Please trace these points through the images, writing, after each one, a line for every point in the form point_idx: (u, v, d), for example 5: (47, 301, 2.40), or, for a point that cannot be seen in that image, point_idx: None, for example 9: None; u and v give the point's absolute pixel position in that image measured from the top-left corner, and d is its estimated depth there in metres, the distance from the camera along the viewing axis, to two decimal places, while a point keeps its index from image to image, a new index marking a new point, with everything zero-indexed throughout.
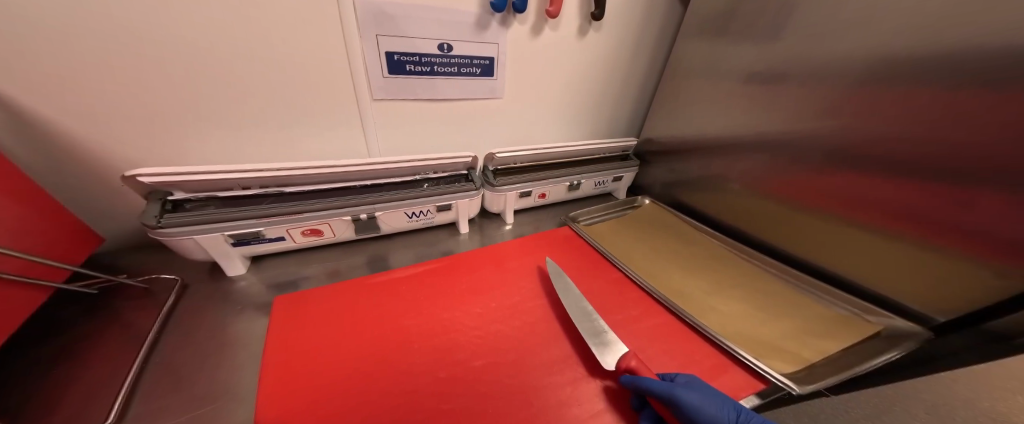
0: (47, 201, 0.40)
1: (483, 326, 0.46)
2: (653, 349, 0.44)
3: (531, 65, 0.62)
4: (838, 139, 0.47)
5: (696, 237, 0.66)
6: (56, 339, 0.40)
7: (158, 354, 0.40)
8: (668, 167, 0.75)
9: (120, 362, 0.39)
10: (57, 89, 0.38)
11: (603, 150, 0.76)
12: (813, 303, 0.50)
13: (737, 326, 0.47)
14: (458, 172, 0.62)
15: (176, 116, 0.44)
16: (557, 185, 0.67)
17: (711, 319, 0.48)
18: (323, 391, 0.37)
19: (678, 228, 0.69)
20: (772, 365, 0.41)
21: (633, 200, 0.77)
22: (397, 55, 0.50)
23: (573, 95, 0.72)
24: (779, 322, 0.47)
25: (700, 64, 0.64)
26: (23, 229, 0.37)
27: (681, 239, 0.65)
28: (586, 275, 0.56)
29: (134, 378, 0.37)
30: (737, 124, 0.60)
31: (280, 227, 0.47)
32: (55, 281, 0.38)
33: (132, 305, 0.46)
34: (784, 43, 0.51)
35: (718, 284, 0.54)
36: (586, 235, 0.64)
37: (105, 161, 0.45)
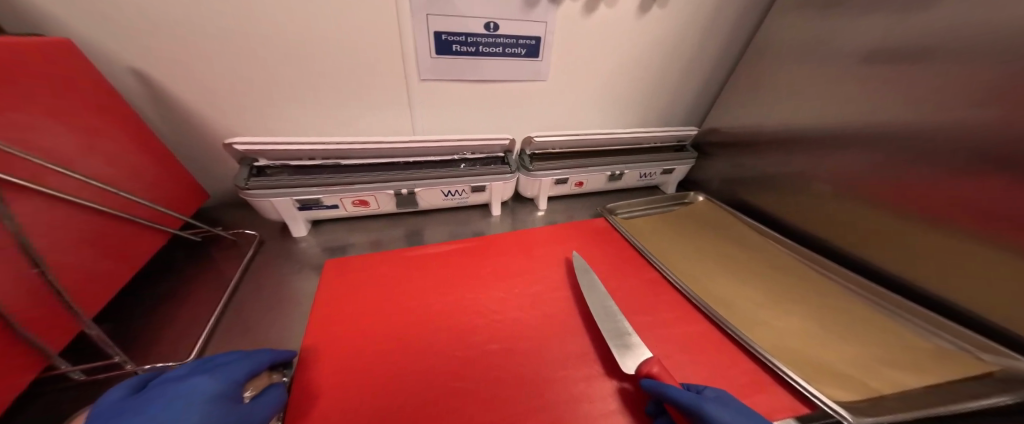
0: (170, 156, 0.50)
1: (503, 311, 0.47)
2: (681, 356, 0.40)
3: (582, 45, 0.58)
4: (993, 135, 0.35)
5: (751, 239, 0.58)
6: (168, 277, 0.50)
7: (234, 300, 0.48)
8: (732, 161, 0.66)
9: (208, 301, 0.48)
10: (175, 65, 0.46)
11: (653, 141, 0.69)
12: (901, 331, 0.41)
13: (788, 342, 0.40)
14: (495, 155, 0.62)
15: (259, 93, 0.52)
16: (596, 174, 0.64)
17: (753, 330, 0.41)
18: (353, 352, 0.41)
19: (729, 227, 0.61)
20: (826, 392, 0.34)
21: (683, 196, 0.69)
22: (445, 34, 0.51)
23: (626, 79, 0.66)
24: (845, 344, 0.39)
25: (798, 39, 0.53)
26: (146, 182, 0.45)
27: (732, 241, 0.57)
28: (618, 271, 0.52)
29: (217, 318, 0.45)
30: (828, 114, 0.50)
31: (336, 196, 0.52)
32: (166, 226, 0.47)
33: (220, 257, 0.55)
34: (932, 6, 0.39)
35: (771, 294, 0.47)
36: (622, 228, 0.60)
37: (212, 130, 0.55)
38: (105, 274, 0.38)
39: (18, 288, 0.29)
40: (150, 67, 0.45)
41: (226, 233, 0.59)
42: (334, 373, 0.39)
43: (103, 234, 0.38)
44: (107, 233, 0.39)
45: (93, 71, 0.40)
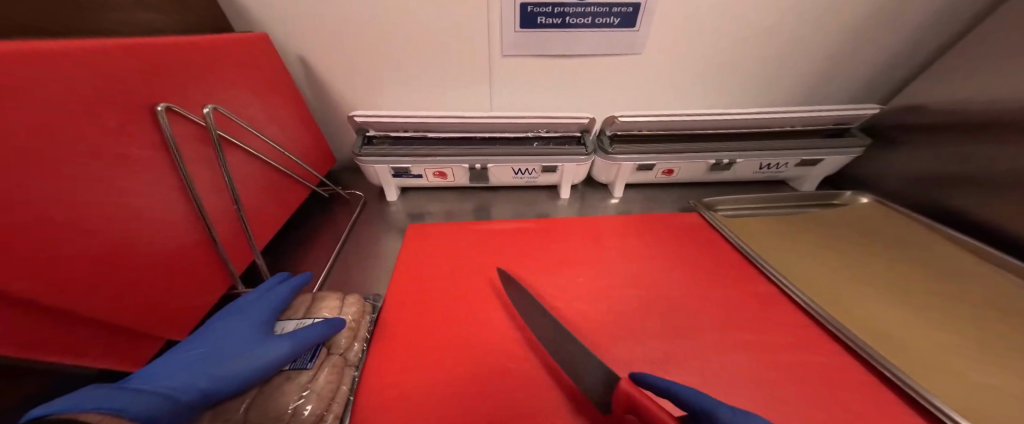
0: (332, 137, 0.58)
1: (563, 298, 0.43)
2: (814, 390, 0.32)
3: (694, 6, 0.49)
4: None
5: (953, 265, 0.42)
6: (300, 223, 0.59)
7: (346, 247, 0.56)
8: (941, 154, 0.49)
9: (327, 244, 0.56)
10: (301, 42, 0.49)
11: (788, 123, 0.53)
12: None
13: (1009, 414, 0.28)
14: (571, 134, 0.58)
15: (361, 69, 0.54)
16: (695, 162, 0.53)
17: (943, 383, 0.31)
18: (415, 309, 0.42)
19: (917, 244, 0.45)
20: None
21: (831, 195, 0.53)
22: (531, 6, 0.49)
23: (753, 44, 0.53)
24: None
25: None
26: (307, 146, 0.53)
27: (920, 263, 0.42)
28: (728, 276, 0.43)
29: (334, 260, 0.53)
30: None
31: (421, 166, 0.57)
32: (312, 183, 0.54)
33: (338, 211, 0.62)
34: None
35: (981, 344, 0.33)
36: (727, 230, 0.48)
37: (325, 104, 0.59)
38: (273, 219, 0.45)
39: (221, 216, 0.36)
40: (283, 42, 0.50)
41: (343, 192, 0.65)
42: (396, 326, 0.40)
43: (276, 185, 0.46)
44: (277, 186, 0.46)
45: (271, 53, 0.46)
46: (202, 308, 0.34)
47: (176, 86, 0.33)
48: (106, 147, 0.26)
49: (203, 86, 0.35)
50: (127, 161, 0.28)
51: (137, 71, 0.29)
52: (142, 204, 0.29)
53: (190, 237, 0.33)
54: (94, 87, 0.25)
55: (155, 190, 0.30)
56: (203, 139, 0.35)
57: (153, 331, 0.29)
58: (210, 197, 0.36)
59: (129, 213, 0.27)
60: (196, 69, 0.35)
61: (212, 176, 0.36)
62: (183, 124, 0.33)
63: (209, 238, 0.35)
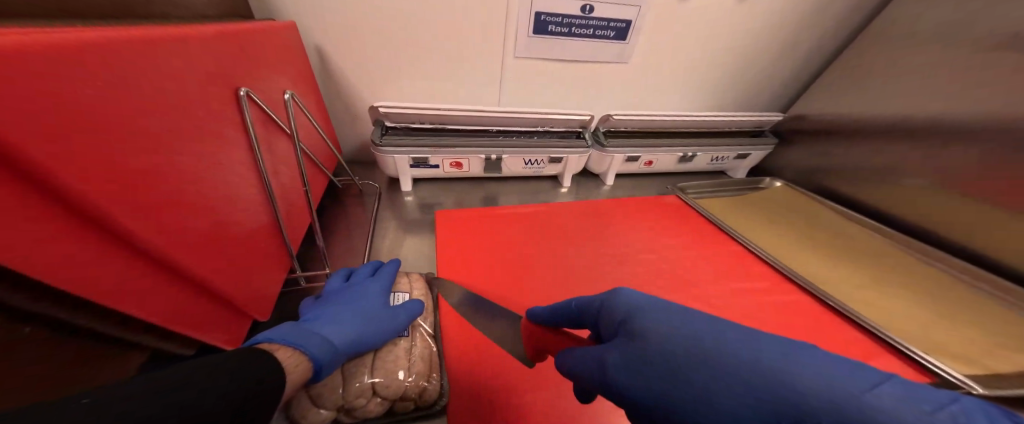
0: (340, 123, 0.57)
1: (588, 267, 0.52)
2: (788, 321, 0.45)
3: (670, 28, 0.60)
4: None
5: (846, 229, 0.61)
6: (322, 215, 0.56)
7: (376, 236, 0.56)
8: (815, 151, 0.69)
9: (357, 235, 0.55)
10: (320, 30, 0.48)
11: (729, 124, 0.70)
12: (1008, 319, 0.45)
13: (901, 322, 0.45)
14: (571, 130, 0.66)
15: (379, 59, 0.54)
16: (668, 155, 0.67)
17: (867, 310, 0.46)
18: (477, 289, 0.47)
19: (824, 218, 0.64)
20: (952, 366, 0.39)
21: (757, 181, 0.72)
22: (544, 15, 0.55)
23: (708, 62, 0.67)
24: (959, 328, 0.44)
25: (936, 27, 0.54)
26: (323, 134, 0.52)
27: (829, 230, 0.60)
28: (702, 241, 0.57)
29: (371, 249, 0.53)
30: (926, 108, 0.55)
31: (441, 156, 0.59)
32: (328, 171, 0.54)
33: (349, 202, 0.61)
34: None
35: (876, 280, 0.51)
36: (700, 208, 0.62)
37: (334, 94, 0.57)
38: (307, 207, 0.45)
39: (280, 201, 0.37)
40: (302, 28, 0.48)
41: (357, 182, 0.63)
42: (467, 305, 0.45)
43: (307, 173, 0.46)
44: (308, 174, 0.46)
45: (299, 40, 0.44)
46: (273, 286, 0.36)
47: (246, 71, 0.33)
48: (209, 129, 0.27)
49: (260, 72, 0.35)
50: (222, 140, 0.29)
51: (223, 54, 0.29)
52: (234, 186, 0.30)
53: (262, 221, 0.34)
54: (196, 70, 0.26)
55: (240, 173, 0.31)
56: (265, 124, 0.35)
57: (244, 307, 0.31)
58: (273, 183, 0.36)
59: (225, 192, 0.29)
60: (255, 54, 0.34)
61: (273, 163, 0.37)
62: (256, 110, 0.34)
63: (276, 222, 0.36)
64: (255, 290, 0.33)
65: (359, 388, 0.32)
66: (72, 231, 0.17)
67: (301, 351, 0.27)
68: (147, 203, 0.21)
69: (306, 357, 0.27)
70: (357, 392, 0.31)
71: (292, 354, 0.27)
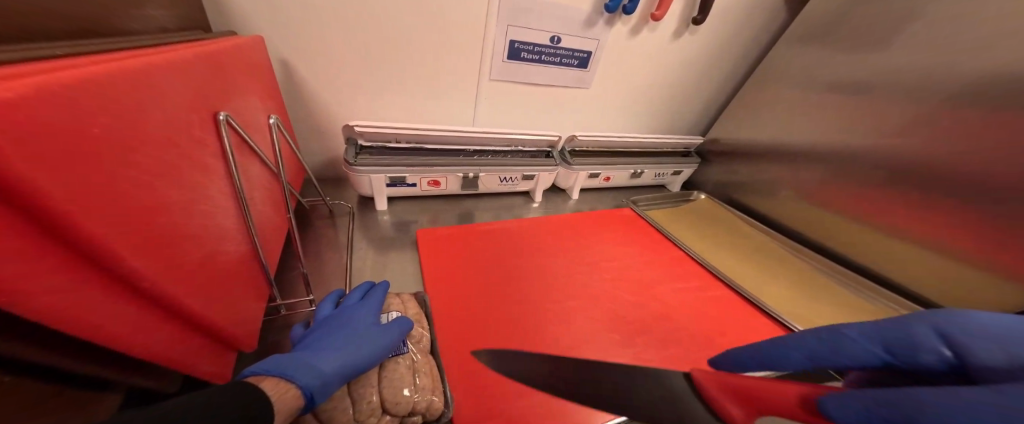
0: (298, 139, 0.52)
1: (565, 278, 0.57)
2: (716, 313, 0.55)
3: (622, 61, 0.70)
4: (925, 157, 0.54)
5: (749, 232, 0.75)
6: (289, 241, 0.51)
7: (356, 258, 0.53)
8: (726, 168, 0.84)
9: (331, 261, 0.51)
10: (291, 43, 0.46)
11: (667, 145, 0.84)
12: (856, 299, 0.60)
13: (790, 306, 0.57)
14: (541, 150, 0.72)
15: (350, 72, 0.52)
16: (623, 172, 0.77)
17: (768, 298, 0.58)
18: (465, 312, 0.48)
19: (735, 223, 0.78)
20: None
21: (689, 194, 0.87)
22: (518, 43, 0.59)
23: (650, 93, 0.79)
24: (827, 308, 0.57)
25: (799, 71, 0.70)
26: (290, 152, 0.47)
27: (739, 233, 0.75)
28: (653, 247, 0.66)
29: (348, 277, 0.50)
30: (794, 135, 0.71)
31: (418, 175, 0.59)
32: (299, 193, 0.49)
33: (320, 225, 0.57)
34: (888, 52, 0.57)
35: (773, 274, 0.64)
36: (648, 217, 0.73)
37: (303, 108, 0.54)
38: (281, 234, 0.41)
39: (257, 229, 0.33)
40: (270, 40, 0.45)
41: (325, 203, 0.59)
42: (457, 328, 0.46)
43: (282, 198, 0.42)
44: (282, 200, 0.42)
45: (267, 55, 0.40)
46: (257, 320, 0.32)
47: (223, 92, 0.30)
48: (192, 154, 0.25)
49: (235, 92, 0.32)
50: (208, 171, 0.26)
51: (200, 75, 0.27)
52: (222, 217, 0.28)
53: (244, 251, 0.31)
54: (181, 96, 0.24)
55: (221, 202, 0.28)
56: (241, 149, 0.32)
57: (234, 342, 0.29)
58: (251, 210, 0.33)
59: (209, 223, 0.26)
60: (230, 72, 0.31)
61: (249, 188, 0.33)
62: (232, 133, 0.31)
63: (257, 254, 0.33)
64: (241, 324, 0.29)
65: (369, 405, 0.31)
66: (69, 266, 0.15)
67: (287, 379, 0.26)
68: (146, 238, 0.19)
69: (294, 386, 0.26)
70: (369, 408, 0.31)
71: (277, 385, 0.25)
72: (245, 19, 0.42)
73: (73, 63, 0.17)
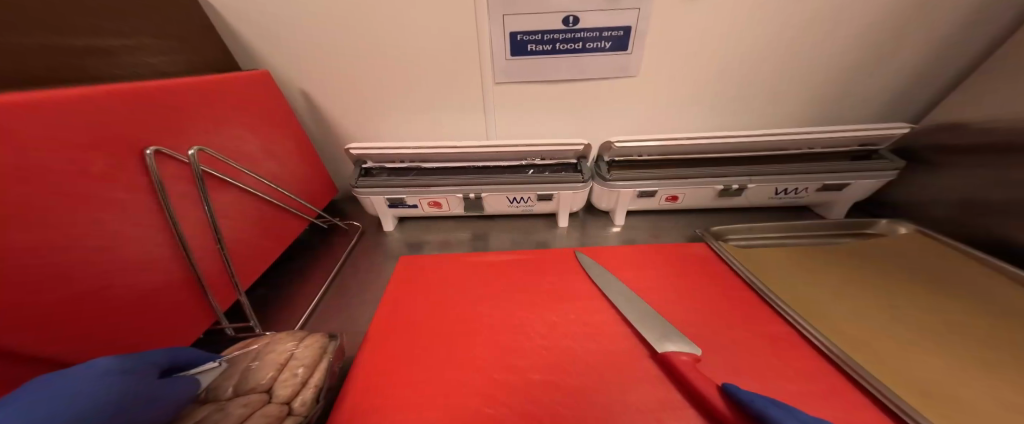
0: (320, 167, 0.57)
1: (556, 337, 0.38)
2: None
3: (687, 27, 0.49)
4: None
5: None
6: (298, 252, 0.56)
7: (343, 272, 0.53)
8: (993, 177, 0.42)
9: (321, 273, 0.53)
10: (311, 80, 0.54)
11: (803, 145, 0.49)
12: None
13: None
14: (567, 161, 0.57)
15: (362, 101, 0.57)
16: (701, 187, 0.50)
17: None
18: (394, 359, 0.37)
19: (997, 291, 0.36)
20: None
21: (867, 224, 0.47)
22: (520, 34, 0.50)
23: (756, 68, 0.52)
24: None
25: None
26: (308, 177, 0.53)
27: (1009, 316, 0.34)
28: (739, 316, 0.37)
29: (324, 291, 0.49)
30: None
31: (416, 196, 0.56)
32: (309, 215, 0.54)
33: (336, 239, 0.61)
34: None
35: None
36: (734, 260, 0.43)
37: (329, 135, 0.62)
38: (268, 253, 0.44)
39: (207, 256, 0.36)
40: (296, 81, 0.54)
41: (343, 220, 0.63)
42: (377, 375, 0.36)
43: (273, 218, 0.46)
44: (272, 218, 0.46)
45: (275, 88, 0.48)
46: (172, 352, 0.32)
47: (173, 128, 0.34)
48: (95, 191, 0.27)
49: (203, 124, 0.37)
50: (123, 201, 0.29)
51: (135, 114, 0.30)
52: (132, 246, 0.29)
53: (170, 281, 0.32)
54: (100, 130, 0.27)
55: (140, 234, 0.30)
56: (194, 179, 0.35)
57: None
58: (201, 237, 0.35)
59: (111, 255, 0.27)
60: (197, 109, 0.36)
61: (200, 218, 0.35)
62: (177, 166, 0.34)
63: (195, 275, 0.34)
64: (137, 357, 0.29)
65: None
66: None
67: None
68: None
69: None
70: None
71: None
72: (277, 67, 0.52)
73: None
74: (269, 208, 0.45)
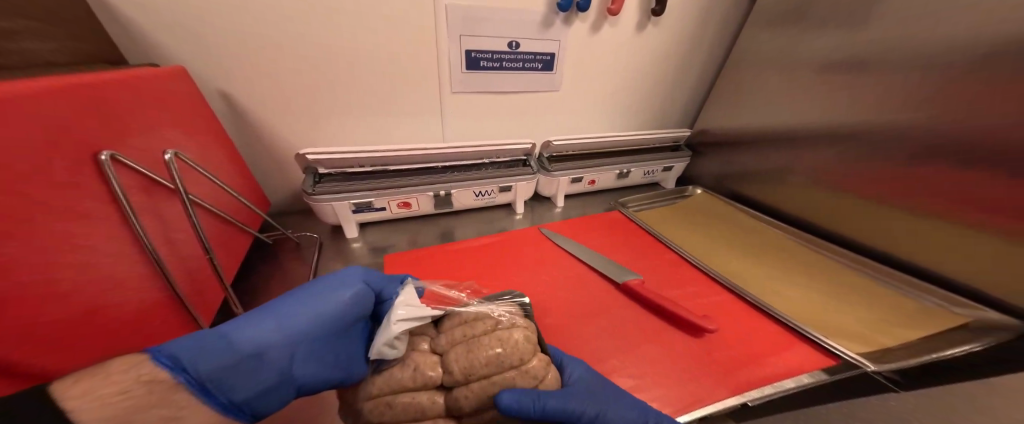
0: (248, 173, 0.53)
1: (548, 294, 0.52)
2: (721, 320, 0.48)
3: (589, 59, 0.68)
4: (929, 129, 0.49)
5: (751, 223, 0.70)
6: (245, 281, 0.48)
7: None
8: (722, 159, 0.80)
9: None
10: (229, 77, 0.48)
11: (652, 142, 0.79)
12: (893, 294, 0.52)
13: (805, 309, 0.50)
14: (516, 158, 0.68)
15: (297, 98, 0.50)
16: (606, 173, 0.72)
17: (774, 299, 0.51)
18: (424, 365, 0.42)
19: (735, 216, 0.72)
20: (845, 345, 0.44)
21: (684, 190, 0.82)
22: (474, 52, 0.58)
23: (626, 92, 0.77)
24: (846, 308, 0.50)
25: (770, 54, 0.68)
26: (235, 185, 0.48)
27: (741, 226, 0.69)
28: (641, 253, 0.61)
29: None
30: (787, 119, 0.67)
31: (385, 198, 0.56)
32: (252, 229, 0.49)
33: (287, 259, 0.54)
34: (870, 29, 0.54)
35: (783, 272, 0.57)
36: (637, 219, 0.68)
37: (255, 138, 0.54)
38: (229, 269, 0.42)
39: (181, 272, 0.34)
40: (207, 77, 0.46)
41: (291, 235, 0.57)
42: None
43: (225, 233, 0.43)
44: (222, 232, 0.42)
45: (194, 88, 0.44)
46: None
47: (113, 134, 0.31)
48: (55, 202, 0.25)
49: (136, 129, 0.34)
50: (85, 216, 0.27)
51: (75, 118, 0.27)
52: (115, 261, 0.28)
53: (154, 300, 0.31)
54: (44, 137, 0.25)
55: (112, 251, 0.28)
56: (144, 190, 0.33)
57: None
58: (167, 252, 0.33)
59: (99, 272, 0.27)
60: (129, 112, 0.33)
61: (164, 231, 0.34)
62: (132, 175, 0.32)
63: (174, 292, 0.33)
64: None
65: (423, 364, 0.33)
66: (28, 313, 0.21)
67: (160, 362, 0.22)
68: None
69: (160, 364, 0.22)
70: (428, 365, 0.33)
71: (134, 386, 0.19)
72: (180, 59, 0.45)
73: None
74: (218, 220, 0.42)
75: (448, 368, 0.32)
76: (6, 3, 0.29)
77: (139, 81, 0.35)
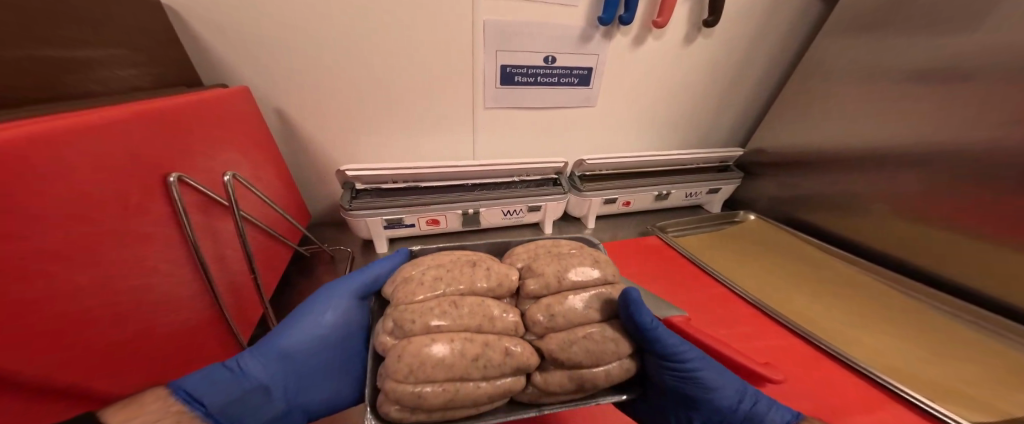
0: (293, 188, 0.55)
1: None
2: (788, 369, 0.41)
3: (629, 74, 0.64)
4: None
5: (817, 256, 0.62)
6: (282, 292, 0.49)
7: None
8: (780, 181, 0.71)
9: None
10: (280, 95, 0.50)
11: (697, 161, 0.72)
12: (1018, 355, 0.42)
13: (897, 361, 0.42)
14: (547, 177, 0.66)
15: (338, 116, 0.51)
16: (644, 194, 0.67)
17: (853, 346, 0.44)
18: None
19: (799, 246, 0.64)
20: (963, 414, 0.35)
21: (733, 214, 0.74)
22: (509, 67, 0.57)
23: (669, 106, 0.72)
24: (954, 365, 0.41)
25: (845, 64, 0.60)
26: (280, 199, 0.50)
27: (805, 258, 0.61)
28: (684, 285, 0.54)
29: None
30: (865, 137, 0.58)
31: (416, 215, 0.55)
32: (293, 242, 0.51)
33: (320, 271, 0.55)
34: (980, 35, 0.46)
35: (863, 315, 0.48)
36: (679, 246, 0.62)
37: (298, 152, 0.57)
38: (269, 284, 0.43)
39: (226, 290, 0.35)
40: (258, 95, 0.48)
41: (326, 248, 0.58)
42: None
43: (268, 247, 0.44)
44: (265, 247, 0.43)
45: (251, 104, 0.47)
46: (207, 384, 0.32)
47: (180, 155, 0.32)
48: (127, 224, 0.26)
49: (200, 149, 0.35)
50: (149, 236, 0.28)
51: (148, 141, 0.29)
52: (169, 281, 0.29)
53: (199, 320, 0.32)
54: (119, 160, 0.26)
55: (169, 270, 0.29)
56: (203, 208, 0.34)
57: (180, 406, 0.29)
58: (216, 269, 0.34)
59: (155, 294, 0.27)
60: (196, 132, 0.35)
61: (215, 248, 0.35)
62: (193, 194, 0.33)
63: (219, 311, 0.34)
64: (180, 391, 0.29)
65: (502, 270, 0.32)
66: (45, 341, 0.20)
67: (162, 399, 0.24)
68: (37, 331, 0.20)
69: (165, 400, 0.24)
70: (504, 273, 0.31)
71: (162, 415, 0.23)
72: (242, 78, 0.48)
73: (13, 123, 0.21)
74: (264, 234, 0.43)
75: (535, 275, 0.31)
76: (97, 31, 0.32)
77: (207, 103, 0.38)
